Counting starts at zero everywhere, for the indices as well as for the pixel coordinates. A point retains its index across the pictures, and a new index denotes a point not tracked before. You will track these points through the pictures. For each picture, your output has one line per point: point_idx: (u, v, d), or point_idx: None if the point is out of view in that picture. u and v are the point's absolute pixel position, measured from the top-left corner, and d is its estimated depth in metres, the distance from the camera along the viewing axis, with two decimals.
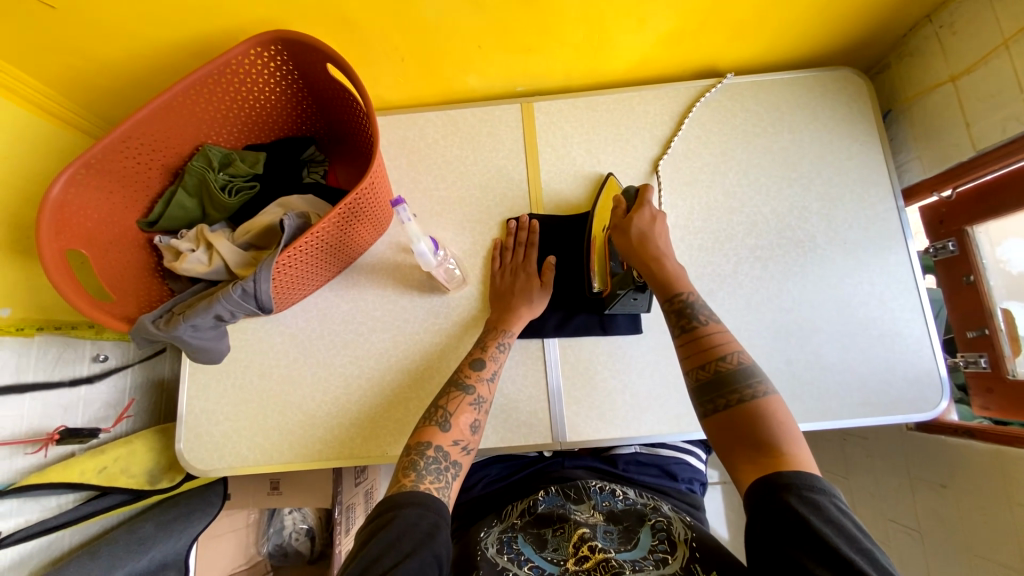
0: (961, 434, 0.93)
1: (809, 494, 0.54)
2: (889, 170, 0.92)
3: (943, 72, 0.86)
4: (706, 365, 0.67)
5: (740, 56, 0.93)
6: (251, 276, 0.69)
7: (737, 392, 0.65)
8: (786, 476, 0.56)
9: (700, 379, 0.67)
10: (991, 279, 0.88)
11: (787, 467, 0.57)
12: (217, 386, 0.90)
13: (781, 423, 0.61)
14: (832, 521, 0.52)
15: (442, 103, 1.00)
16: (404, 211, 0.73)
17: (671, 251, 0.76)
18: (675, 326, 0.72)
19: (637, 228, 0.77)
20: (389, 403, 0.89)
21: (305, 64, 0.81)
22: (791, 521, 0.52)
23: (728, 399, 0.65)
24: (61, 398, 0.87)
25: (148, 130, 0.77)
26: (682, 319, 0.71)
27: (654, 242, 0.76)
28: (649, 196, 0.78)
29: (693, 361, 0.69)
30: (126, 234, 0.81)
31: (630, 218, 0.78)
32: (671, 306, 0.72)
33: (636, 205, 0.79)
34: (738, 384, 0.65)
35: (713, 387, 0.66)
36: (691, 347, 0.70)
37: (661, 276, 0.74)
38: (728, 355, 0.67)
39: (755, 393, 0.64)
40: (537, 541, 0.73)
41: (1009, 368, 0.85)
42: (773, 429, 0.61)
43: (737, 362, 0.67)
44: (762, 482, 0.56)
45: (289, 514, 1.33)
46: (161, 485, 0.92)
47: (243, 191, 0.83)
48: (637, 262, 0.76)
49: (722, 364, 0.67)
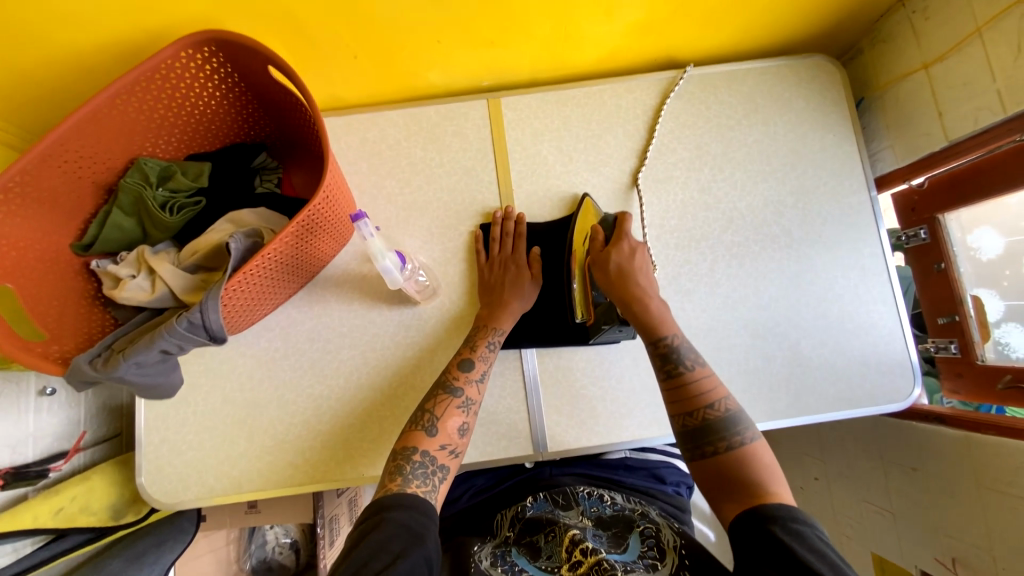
0: (932, 420, 0.93)
1: (795, 525, 0.54)
2: (863, 160, 0.91)
3: (915, 60, 0.84)
4: (693, 412, 0.67)
5: (713, 44, 0.90)
6: (198, 306, 0.63)
7: (724, 439, 0.64)
8: (772, 507, 0.56)
9: (686, 425, 0.67)
10: (961, 266, 0.89)
11: (771, 503, 0.57)
12: (177, 414, 0.85)
13: (768, 467, 0.62)
14: (817, 550, 0.52)
15: (404, 101, 0.93)
16: (364, 226, 0.68)
17: (653, 289, 0.73)
18: (660, 371, 0.71)
19: (616, 262, 0.74)
20: (362, 423, 0.85)
21: (246, 66, 0.74)
22: (775, 551, 0.52)
23: (715, 447, 0.64)
24: (8, 436, 0.80)
25: (73, 145, 0.70)
26: (667, 363, 0.70)
27: (636, 279, 0.73)
28: (627, 227, 0.75)
29: (680, 408, 0.68)
30: (57, 261, 0.73)
31: (609, 251, 0.74)
32: (657, 350, 0.71)
33: (615, 237, 0.75)
34: (725, 433, 0.65)
35: (699, 435, 0.66)
36: (677, 394, 0.69)
37: (645, 319, 0.71)
38: (715, 402, 0.67)
39: (742, 440, 0.64)
40: (531, 551, 0.71)
41: (977, 354, 0.87)
42: (759, 473, 0.61)
43: (725, 409, 0.66)
44: (745, 516, 0.57)
45: (271, 529, 1.30)
46: (126, 519, 0.88)
47: (187, 208, 0.76)
48: (619, 300, 0.73)
49: (709, 412, 0.66)
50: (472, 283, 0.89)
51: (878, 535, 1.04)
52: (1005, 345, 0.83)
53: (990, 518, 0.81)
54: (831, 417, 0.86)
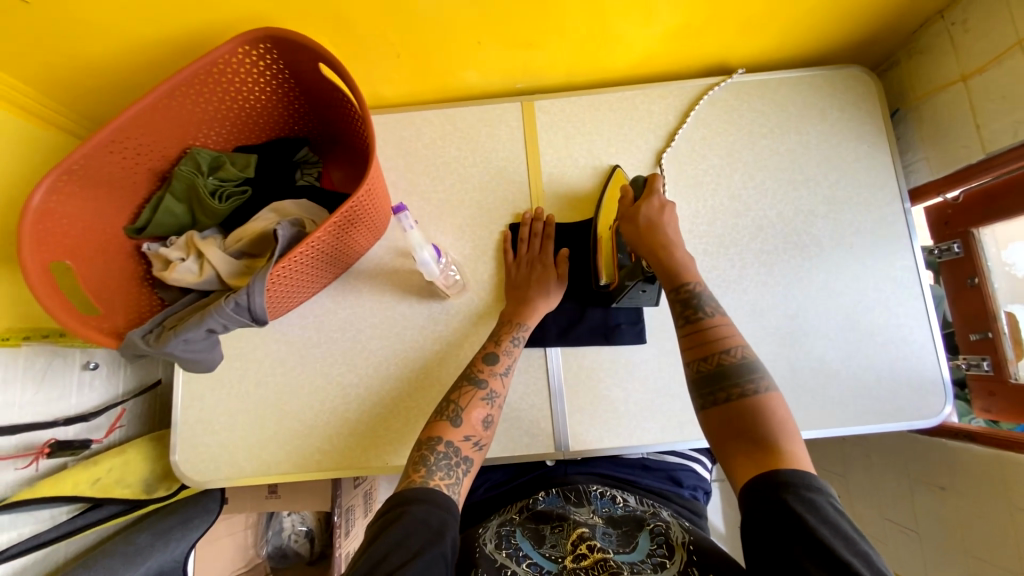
0: (961, 438, 0.91)
1: (807, 493, 0.53)
2: (896, 171, 0.91)
3: (954, 71, 0.84)
4: (709, 357, 0.68)
5: (747, 52, 0.91)
6: (245, 288, 0.66)
7: (738, 386, 0.65)
8: (784, 474, 0.55)
9: (700, 371, 0.68)
10: (995, 281, 0.88)
11: (784, 464, 0.56)
12: (212, 395, 0.88)
13: (780, 419, 0.62)
14: (829, 521, 0.51)
15: (440, 101, 0.96)
16: (404, 219, 0.71)
17: (679, 240, 0.75)
18: (680, 316, 0.72)
19: (645, 215, 0.76)
20: (388, 412, 0.87)
21: (297, 63, 0.77)
22: (787, 519, 0.51)
23: (728, 392, 0.65)
24: (51, 407, 0.84)
25: (133, 133, 0.74)
26: (687, 309, 0.71)
27: (663, 231, 0.75)
28: (658, 185, 0.77)
29: (695, 354, 0.69)
30: (113, 242, 0.77)
31: (638, 206, 0.77)
32: (678, 296, 0.72)
33: (646, 193, 0.78)
34: (739, 380, 0.65)
35: (713, 380, 0.66)
36: (694, 339, 0.70)
37: (668, 265, 0.74)
38: (732, 349, 0.68)
39: (757, 388, 0.64)
40: (535, 537, 0.72)
41: (1010, 371, 0.85)
42: (771, 423, 0.61)
43: (741, 356, 0.67)
44: (758, 480, 0.56)
45: (288, 516, 1.32)
46: (158, 493, 0.90)
47: (235, 197, 0.80)
48: (644, 251, 0.75)
49: (725, 357, 0.67)
50: (500, 280, 0.91)
51: (903, 552, 1.02)
52: None
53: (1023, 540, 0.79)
54: (858, 432, 0.86)
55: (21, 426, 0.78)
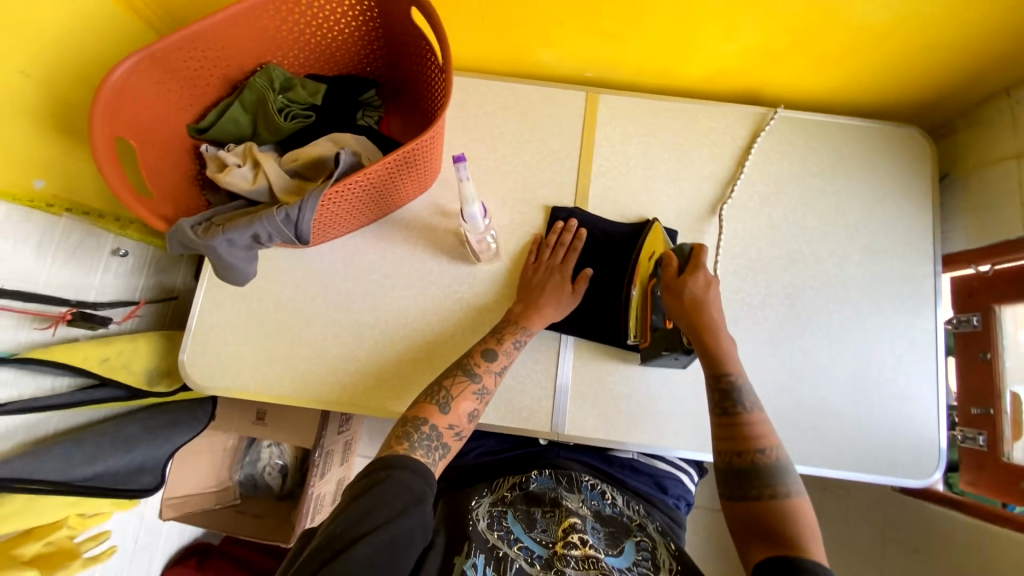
0: (946, 504, 0.94)
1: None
2: (936, 234, 0.92)
3: (1008, 149, 0.87)
4: (743, 453, 0.70)
5: (814, 90, 0.93)
6: (298, 204, 0.68)
7: (769, 486, 0.67)
8: (808, 562, 0.58)
9: (732, 465, 0.70)
10: (1007, 360, 0.89)
11: (810, 558, 0.58)
12: (231, 306, 0.90)
13: (807, 523, 0.64)
14: None
15: (510, 75, 0.98)
16: (462, 169, 0.72)
17: (722, 321, 0.76)
18: (716, 405, 0.74)
19: (690, 291, 0.76)
20: (398, 360, 0.88)
21: (388, 3, 0.79)
22: None
23: (759, 491, 0.67)
24: (76, 281, 0.85)
25: (220, 36, 0.76)
26: (725, 399, 0.73)
27: (707, 310, 0.75)
28: (704, 259, 0.77)
29: (730, 446, 0.71)
30: (175, 136, 0.79)
31: (683, 279, 0.77)
32: (717, 384, 0.74)
33: (692, 266, 0.77)
34: (771, 480, 0.67)
35: (744, 477, 0.68)
36: (728, 431, 0.72)
37: (710, 348, 0.74)
38: (766, 449, 0.70)
39: (787, 492, 0.67)
40: (527, 521, 0.73)
41: (1004, 450, 0.86)
42: (797, 525, 0.63)
43: (774, 457, 0.69)
44: (778, 568, 0.58)
45: (267, 448, 1.29)
46: (158, 388, 0.91)
47: (298, 119, 0.82)
48: (687, 327, 0.76)
49: (759, 456, 0.69)
50: (514, 272, 0.92)
51: None
52: None
53: None
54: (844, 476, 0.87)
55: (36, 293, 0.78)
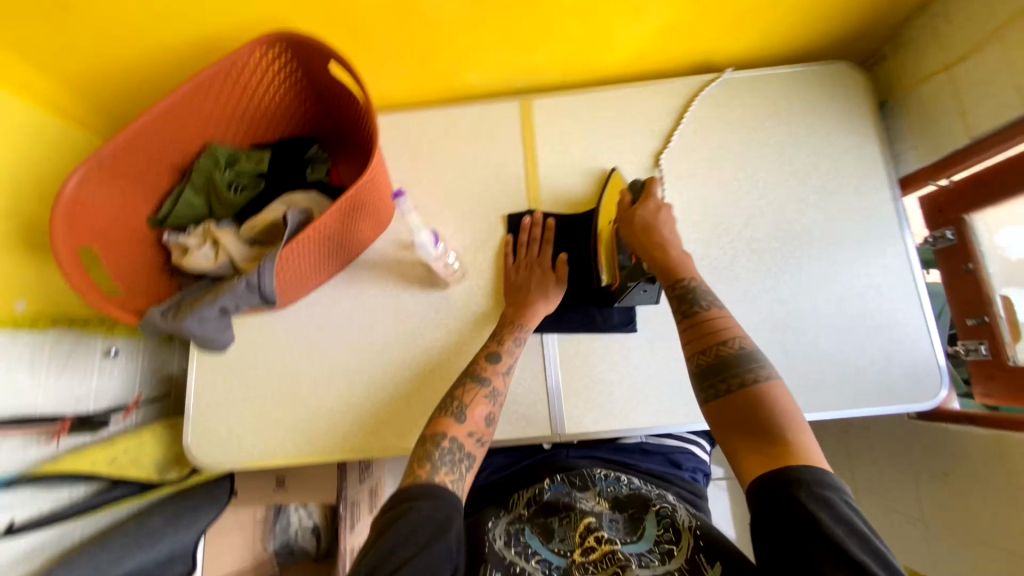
0: (963, 421, 0.92)
1: (820, 490, 0.55)
2: (886, 161, 0.93)
3: (937, 63, 0.87)
4: (708, 349, 0.69)
5: (736, 50, 0.95)
6: (256, 269, 0.72)
7: (738, 376, 0.66)
8: (796, 470, 0.56)
9: (701, 364, 0.69)
10: (990, 266, 0.88)
11: (795, 460, 0.58)
12: (224, 381, 0.92)
13: (782, 406, 0.63)
14: (841, 519, 0.53)
15: (444, 102, 1.01)
16: (404, 203, 0.75)
17: (675, 239, 0.79)
18: (678, 312, 0.74)
19: (642, 217, 0.80)
20: (392, 397, 0.90)
21: (309, 63, 0.83)
22: (802, 519, 0.53)
23: (729, 384, 0.66)
24: (73, 391, 0.88)
25: (158, 130, 0.79)
26: (684, 304, 0.73)
27: (658, 231, 0.79)
28: (655, 188, 0.82)
29: (695, 347, 0.70)
30: (135, 231, 0.83)
31: (634, 209, 0.81)
32: (674, 292, 0.75)
33: (643, 196, 0.82)
34: (739, 369, 0.66)
35: (714, 372, 0.67)
36: (694, 332, 0.71)
37: (664, 262, 0.77)
38: (730, 339, 0.69)
39: (757, 376, 0.66)
40: (544, 532, 0.73)
41: (1009, 354, 0.84)
42: (773, 411, 0.62)
43: (739, 346, 0.68)
44: (768, 475, 0.57)
45: (297, 511, 1.26)
46: (170, 476, 0.94)
47: (248, 188, 0.85)
48: (643, 252, 0.78)
49: (723, 348, 0.68)
50: (498, 284, 0.93)
51: (909, 543, 1.00)
52: None
53: None
54: (854, 414, 0.86)
55: (33, 415, 0.82)
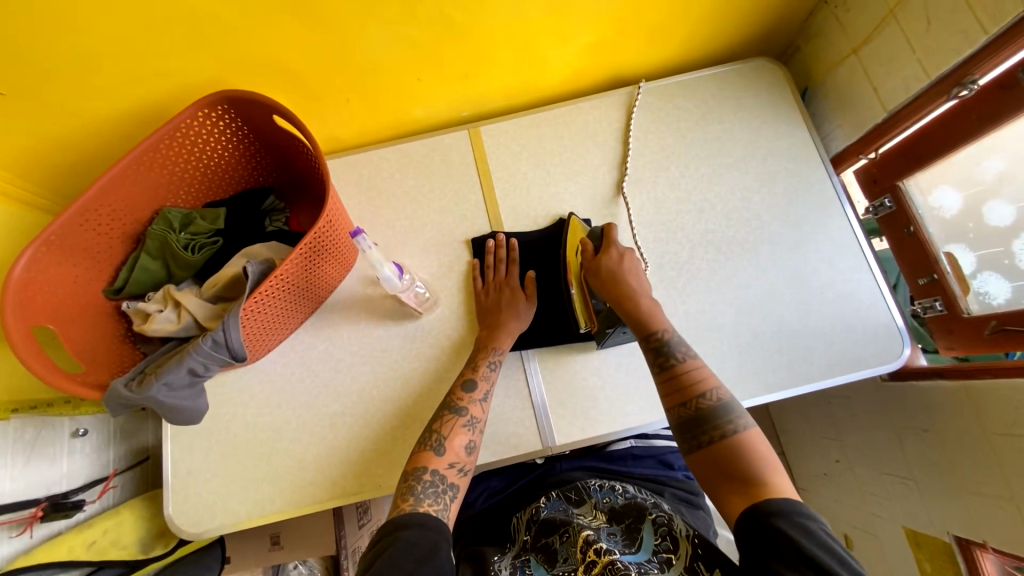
0: (930, 375, 0.94)
1: (800, 519, 0.57)
2: (816, 143, 0.99)
3: (845, 47, 0.93)
4: (687, 403, 0.72)
5: (663, 57, 1.00)
6: (221, 327, 0.71)
7: (718, 427, 0.69)
8: (774, 503, 0.59)
9: (682, 416, 0.71)
10: (930, 226, 0.93)
11: (773, 496, 0.60)
12: (201, 444, 0.89)
13: (762, 455, 0.66)
14: (820, 542, 0.55)
15: (393, 138, 1.03)
16: (364, 240, 0.75)
17: (643, 287, 0.81)
18: (654, 364, 0.76)
19: (607, 266, 0.82)
20: (377, 435, 0.89)
21: (253, 118, 0.84)
22: (782, 544, 0.55)
23: (710, 435, 0.69)
24: (42, 476, 0.84)
25: (106, 201, 0.79)
26: (659, 356, 0.76)
27: (626, 279, 0.81)
28: (614, 236, 0.85)
29: (675, 400, 0.73)
30: (91, 304, 0.82)
31: (599, 258, 0.84)
32: (650, 344, 0.77)
33: (605, 245, 0.85)
34: (718, 420, 0.69)
35: (695, 424, 0.70)
36: (671, 385, 0.74)
37: (635, 314, 0.79)
38: (707, 392, 0.72)
39: (736, 427, 0.69)
40: (548, 556, 0.71)
41: (963, 307, 0.89)
42: (754, 459, 0.65)
43: (716, 398, 0.71)
44: (749, 512, 0.60)
45: (295, 569, 1.22)
46: (154, 552, 0.89)
47: (206, 247, 0.85)
48: (613, 300, 0.81)
49: (702, 401, 0.71)
50: (471, 308, 0.94)
51: (905, 504, 1.02)
52: (986, 293, 0.86)
53: (1006, 465, 0.81)
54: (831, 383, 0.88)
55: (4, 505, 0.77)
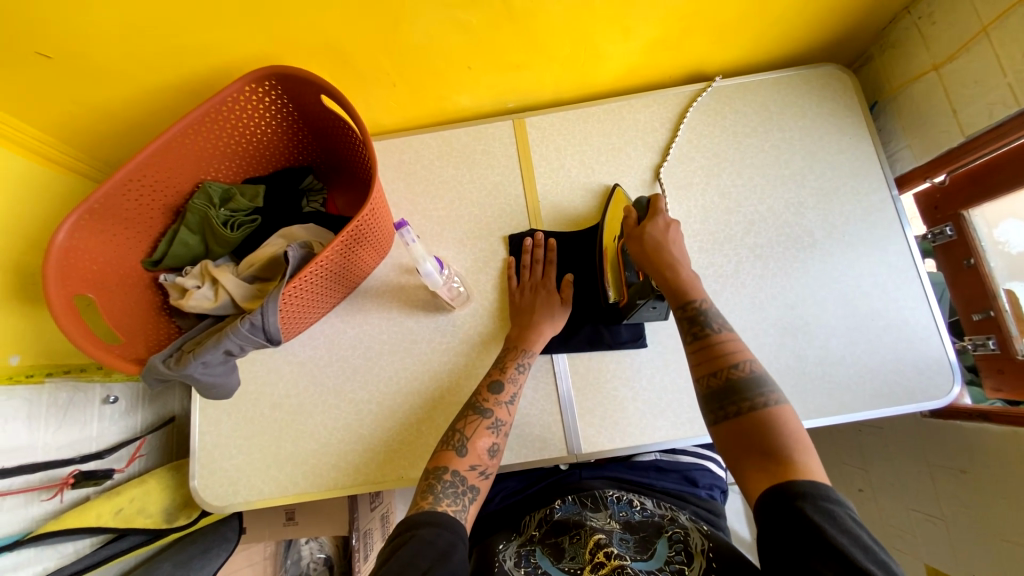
0: (975, 418, 0.91)
1: (825, 504, 0.53)
2: (881, 161, 0.94)
3: (925, 62, 0.87)
4: (718, 372, 0.68)
5: (724, 59, 0.95)
6: (259, 309, 0.70)
7: (748, 399, 0.65)
8: (801, 484, 0.55)
9: (710, 387, 0.68)
10: (991, 261, 0.88)
11: (800, 477, 0.56)
12: (228, 420, 0.90)
13: (792, 431, 0.61)
14: (846, 530, 0.51)
15: (437, 124, 1.00)
16: (407, 233, 0.73)
17: (685, 259, 0.77)
18: (688, 333, 0.72)
19: (651, 236, 0.78)
20: (402, 427, 0.88)
21: (300, 96, 0.82)
22: (804, 528, 0.51)
23: (738, 406, 0.65)
24: (72, 438, 0.86)
25: (149, 171, 0.78)
26: (694, 326, 0.72)
27: (668, 249, 0.77)
28: (661, 206, 0.81)
29: (705, 369, 0.69)
30: (130, 275, 0.82)
31: (643, 227, 0.79)
32: (685, 314, 0.73)
33: (651, 214, 0.80)
34: (750, 392, 0.65)
35: (724, 395, 0.66)
36: (703, 354, 0.70)
37: (675, 283, 0.75)
38: (740, 363, 0.68)
39: (767, 401, 0.64)
40: (554, 551, 0.70)
41: (1017, 348, 0.84)
42: (782, 435, 0.61)
43: (749, 370, 0.67)
44: (772, 489, 0.56)
45: (307, 543, 1.24)
46: (178, 522, 0.91)
47: (245, 225, 0.84)
48: (653, 270, 0.77)
49: (734, 371, 0.67)
50: (503, 307, 0.93)
51: (930, 543, 0.99)
52: None
53: None
54: (869, 417, 0.85)
55: (28, 466, 0.77)
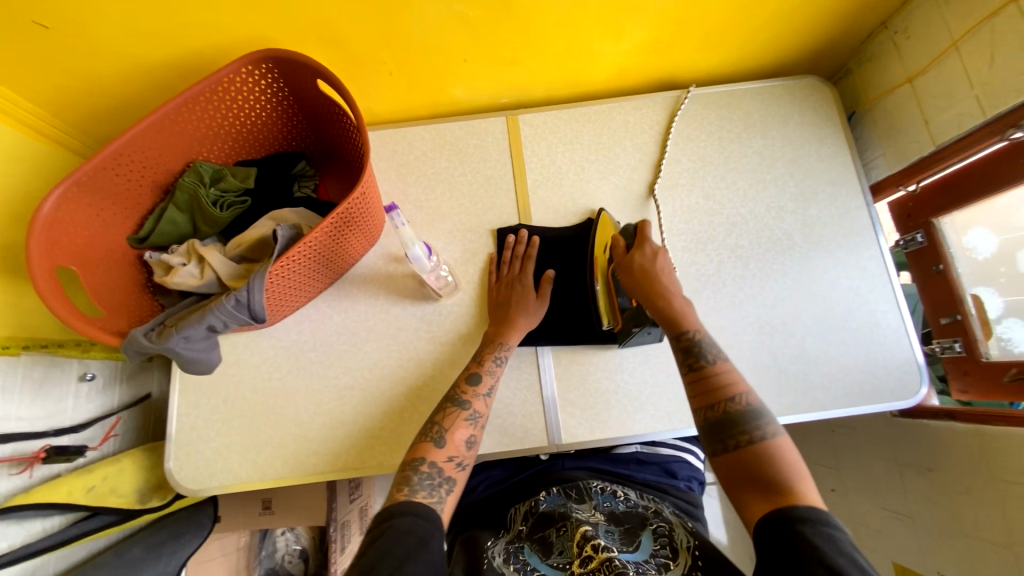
0: (942, 417, 0.95)
1: (826, 528, 0.55)
2: (858, 169, 0.98)
3: (900, 75, 0.92)
4: (715, 405, 0.69)
5: (712, 65, 0.98)
6: (245, 286, 0.70)
7: (746, 432, 0.66)
8: (801, 510, 0.57)
9: (708, 419, 0.69)
10: (960, 266, 0.92)
11: (800, 506, 0.57)
12: (208, 402, 0.89)
13: (792, 464, 0.62)
14: (847, 553, 0.53)
15: (431, 117, 1.02)
16: (397, 217, 0.74)
17: (677, 288, 0.78)
18: (683, 364, 0.73)
19: (639, 264, 0.79)
20: (385, 413, 0.88)
21: (296, 81, 0.83)
22: (805, 552, 0.53)
23: (737, 440, 0.65)
24: (45, 413, 0.84)
25: (140, 148, 0.78)
26: (690, 357, 0.73)
27: (658, 278, 0.78)
28: (649, 232, 0.81)
29: (702, 401, 0.70)
30: (115, 250, 0.81)
31: (632, 255, 0.80)
32: (679, 344, 0.74)
33: (638, 243, 0.81)
34: (748, 425, 0.66)
35: (721, 428, 0.67)
36: (699, 387, 0.71)
37: (669, 313, 0.75)
38: (736, 396, 0.69)
39: (764, 434, 0.65)
40: (543, 547, 0.70)
41: (981, 351, 0.88)
42: (783, 468, 0.62)
43: (745, 403, 0.68)
44: (773, 517, 0.57)
45: (283, 534, 1.22)
46: (151, 503, 0.89)
47: (234, 206, 0.84)
48: (644, 298, 0.77)
49: (730, 405, 0.68)
50: (481, 298, 0.94)
51: (898, 540, 1.02)
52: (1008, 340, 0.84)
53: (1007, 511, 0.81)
54: (842, 414, 0.88)
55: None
